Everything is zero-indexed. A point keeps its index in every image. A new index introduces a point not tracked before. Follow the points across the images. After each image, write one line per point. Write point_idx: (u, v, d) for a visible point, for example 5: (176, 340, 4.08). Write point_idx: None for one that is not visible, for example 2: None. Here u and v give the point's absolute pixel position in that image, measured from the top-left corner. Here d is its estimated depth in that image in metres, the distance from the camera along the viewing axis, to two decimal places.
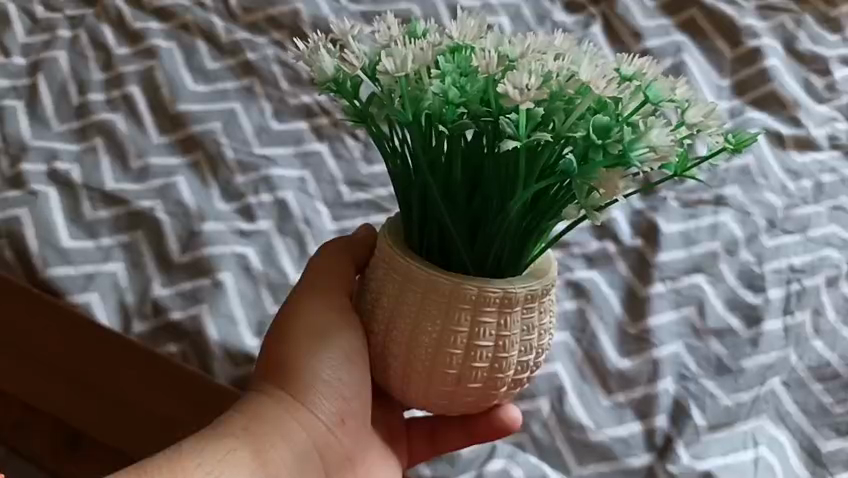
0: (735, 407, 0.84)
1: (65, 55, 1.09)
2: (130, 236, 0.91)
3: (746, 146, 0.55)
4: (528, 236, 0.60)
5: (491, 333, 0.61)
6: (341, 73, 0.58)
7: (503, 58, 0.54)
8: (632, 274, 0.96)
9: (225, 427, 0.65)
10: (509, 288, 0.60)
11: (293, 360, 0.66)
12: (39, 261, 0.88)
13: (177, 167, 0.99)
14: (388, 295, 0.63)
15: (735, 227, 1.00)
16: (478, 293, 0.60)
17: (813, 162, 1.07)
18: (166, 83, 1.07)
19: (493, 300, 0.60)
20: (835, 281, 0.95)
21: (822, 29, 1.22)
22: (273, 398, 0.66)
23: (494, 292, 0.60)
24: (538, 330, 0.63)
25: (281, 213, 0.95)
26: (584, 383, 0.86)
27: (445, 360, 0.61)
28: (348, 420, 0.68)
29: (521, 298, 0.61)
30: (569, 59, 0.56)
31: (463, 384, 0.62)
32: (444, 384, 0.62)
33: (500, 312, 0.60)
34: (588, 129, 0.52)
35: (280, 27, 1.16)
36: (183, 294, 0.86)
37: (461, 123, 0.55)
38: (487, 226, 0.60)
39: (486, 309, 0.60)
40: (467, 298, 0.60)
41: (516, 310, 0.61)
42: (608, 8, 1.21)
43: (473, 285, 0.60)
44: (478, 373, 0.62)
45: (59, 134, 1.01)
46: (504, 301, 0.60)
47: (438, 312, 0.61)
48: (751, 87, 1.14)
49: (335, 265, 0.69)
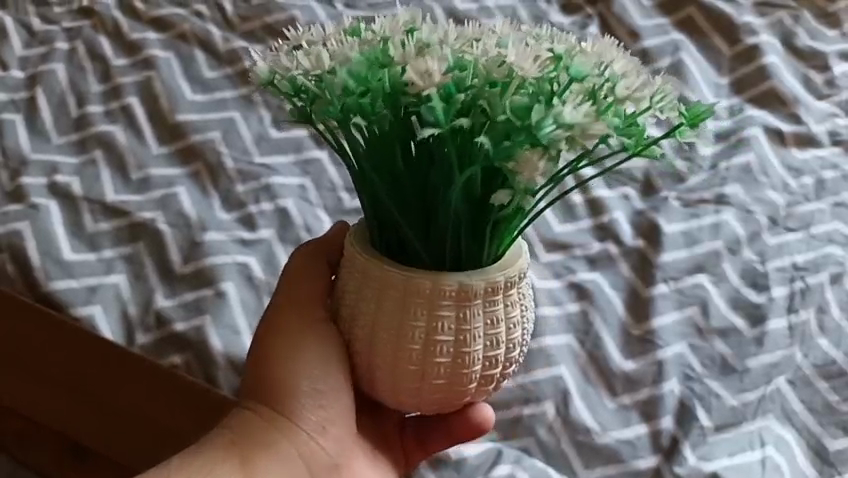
0: (740, 407, 0.84)
1: (63, 67, 1.09)
2: (132, 248, 0.92)
3: (698, 118, 0.55)
4: (482, 225, 0.60)
5: (450, 327, 0.60)
6: (274, 76, 0.58)
7: (422, 48, 0.56)
8: (634, 274, 0.95)
9: (211, 446, 0.65)
10: (466, 281, 0.60)
11: (263, 363, 0.66)
12: (40, 274, 0.88)
13: (177, 177, 0.99)
14: (351, 292, 0.64)
15: (736, 225, 0.99)
16: (434, 288, 0.60)
17: (813, 159, 1.07)
18: (165, 93, 1.07)
19: (449, 293, 0.60)
20: (839, 277, 0.95)
21: (820, 24, 1.21)
22: (256, 410, 0.66)
23: (450, 285, 0.59)
24: (505, 323, 0.62)
25: (283, 221, 0.95)
26: (588, 385, 0.86)
27: (405, 355, 0.61)
28: (330, 428, 0.66)
29: (481, 289, 0.60)
30: (495, 45, 0.57)
31: (428, 380, 0.62)
32: (409, 380, 0.62)
33: (459, 305, 0.60)
34: (508, 111, 0.51)
35: (277, 35, 1.15)
36: (185, 305, 0.86)
37: (382, 114, 0.55)
38: (439, 218, 0.59)
39: (444, 302, 0.60)
40: (422, 292, 0.60)
41: (476, 303, 0.60)
42: (605, 9, 1.21)
43: (428, 278, 0.60)
44: (441, 369, 0.61)
45: (59, 147, 1.01)
46: (462, 295, 0.60)
47: (394, 307, 0.61)
48: (750, 85, 1.14)
49: (307, 263, 0.70)
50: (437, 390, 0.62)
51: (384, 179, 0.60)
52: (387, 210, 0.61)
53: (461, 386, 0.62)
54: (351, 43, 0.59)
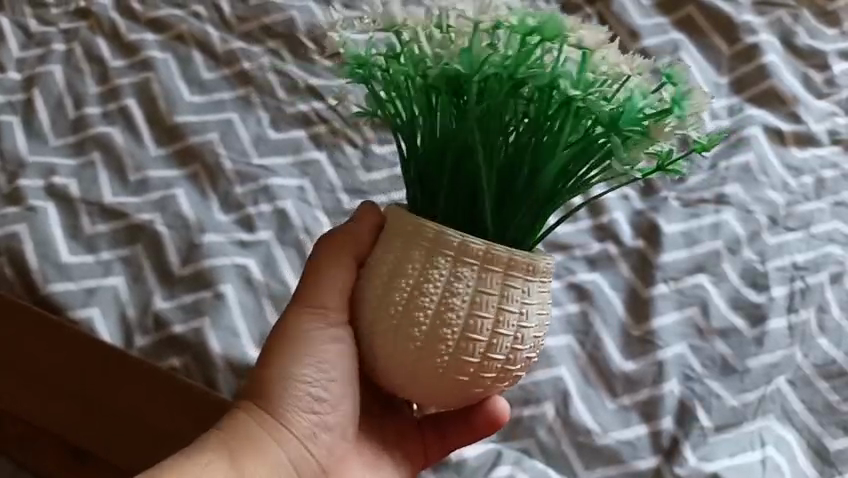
0: (741, 407, 0.84)
1: (60, 69, 1.08)
2: (130, 250, 0.91)
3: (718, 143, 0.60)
4: (540, 202, 0.62)
5: (492, 305, 0.61)
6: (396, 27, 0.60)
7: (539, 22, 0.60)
8: (634, 274, 0.95)
9: (211, 437, 0.65)
10: (514, 252, 0.61)
11: (285, 330, 0.67)
12: (39, 277, 0.88)
13: (175, 179, 0.98)
14: (391, 259, 0.63)
15: (736, 225, 0.99)
16: (485, 253, 0.61)
17: (813, 158, 1.06)
18: (163, 95, 1.07)
19: (500, 261, 0.61)
20: (839, 277, 0.95)
21: (819, 23, 1.21)
22: (247, 410, 0.66)
23: (501, 252, 0.61)
24: (536, 321, 0.63)
25: (281, 222, 0.95)
26: (588, 386, 0.86)
27: (444, 324, 0.61)
28: (321, 434, 0.67)
29: (503, 263, 0.61)
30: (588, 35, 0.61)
31: (459, 357, 0.61)
32: (415, 359, 0.61)
33: (482, 269, 0.61)
34: (616, 92, 0.57)
35: (276, 36, 1.15)
36: (183, 307, 0.87)
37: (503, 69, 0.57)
38: (509, 189, 0.61)
39: (492, 271, 0.61)
40: (474, 255, 0.61)
41: (517, 284, 0.61)
42: (604, 8, 1.20)
43: (481, 243, 0.61)
44: (475, 346, 0.61)
45: (56, 149, 1.00)
46: (509, 266, 0.61)
47: (444, 270, 0.61)
48: (749, 84, 1.13)
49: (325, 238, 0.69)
50: (441, 372, 0.61)
51: (439, 142, 0.62)
52: (457, 173, 0.62)
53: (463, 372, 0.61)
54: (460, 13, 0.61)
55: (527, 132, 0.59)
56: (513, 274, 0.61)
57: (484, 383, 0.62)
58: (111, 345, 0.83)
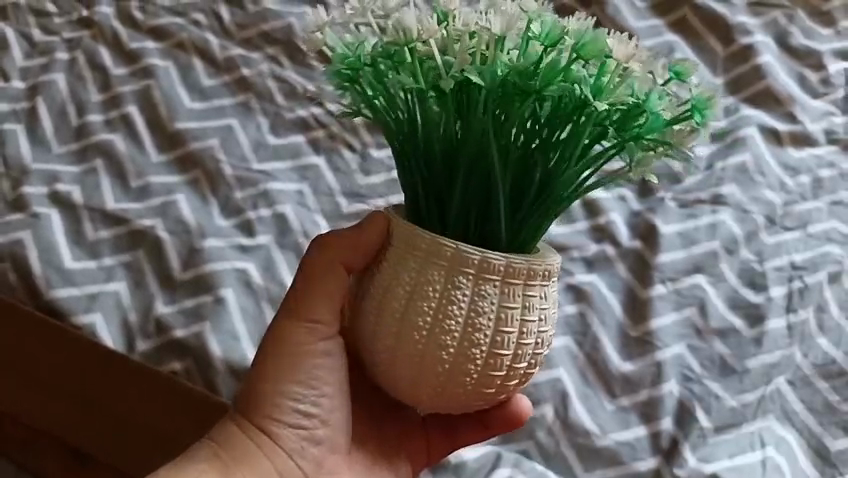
0: (740, 407, 0.84)
1: (63, 77, 1.10)
2: (131, 256, 0.93)
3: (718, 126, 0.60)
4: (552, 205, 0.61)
5: (516, 318, 0.60)
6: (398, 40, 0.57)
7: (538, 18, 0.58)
8: (632, 275, 0.96)
9: (199, 460, 0.65)
10: (535, 262, 0.60)
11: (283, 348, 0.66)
12: (42, 282, 0.89)
13: (177, 185, 0.99)
14: (405, 278, 0.61)
15: (734, 225, 0.99)
16: (506, 267, 0.59)
17: (810, 157, 1.07)
18: (164, 102, 1.08)
19: (521, 273, 0.60)
20: (837, 276, 0.95)
21: (815, 23, 1.21)
22: (242, 428, 0.66)
23: (521, 264, 0.59)
24: (551, 322, 0.63)
25: (281, 226, 0.96)
26: (587, 386, 0.86)
27: (472, 343, 0.59)
28: (309, 447, 0.68)
29: (523, 273, 0.60)
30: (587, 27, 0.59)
31: (487, 373, 0.61)
32: (444, 380, 0.61)
33: (503, 284, 0.59)
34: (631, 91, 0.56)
35: (275, 42, 1.16)
36: (184, 311, 0.88)
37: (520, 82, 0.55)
38: (521, 194, 0.60)
39: (514, 284, 0.60)
40: (495, 271, 0.59)
41: (536, 293, 0.61)
42: (599, 11, 1.21)
43: (501, 256, 0.59)
44: (501, 361, 0.60)
45: (59, 156, 1.02)
46: (529, 276, 0.60)
47: (467, 288, 0.59)
48: (746, 85, 1.14)
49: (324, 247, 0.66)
50: (464, 388, 0.61)
51: (444, 152, 0.61)
52: (466, 182, 0.60)
53: (487, 386, 0.61)
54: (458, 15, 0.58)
55: (539, 139, 0.58)
56: (531, 285, 0.60)
57: (507, 389, 0.63)
58: (111, 349, 0.84)
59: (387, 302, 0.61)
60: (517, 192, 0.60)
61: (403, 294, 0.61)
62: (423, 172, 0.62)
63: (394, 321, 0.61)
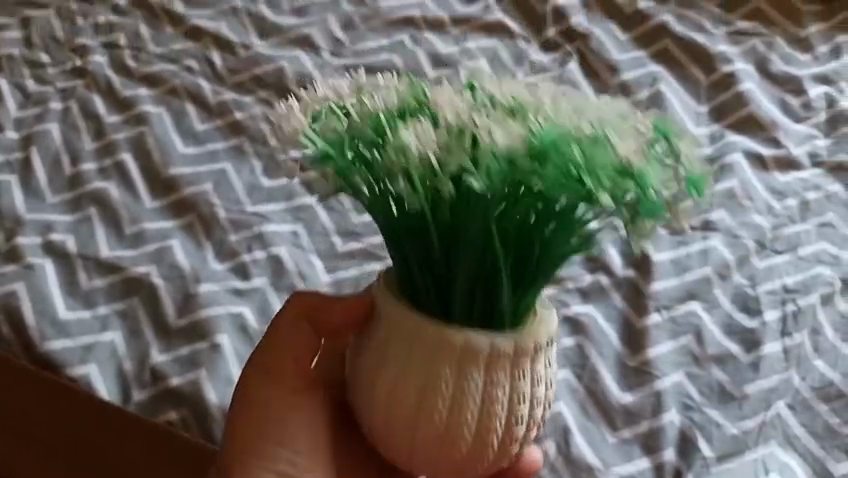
0: (742, 435, 0.84)
1: (57, 127, 1.09)
2: (127, 304, 0.92)
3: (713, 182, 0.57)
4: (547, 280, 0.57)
5: (527, 394, 0.59)
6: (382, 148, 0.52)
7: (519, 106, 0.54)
8: (628, 305, 0.96)
9: None
10: (543, 337, 0.58)
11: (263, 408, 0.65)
12: (36, 335, 0.88)
13: (171, 230, 0.99)
14: (407, 368, 0.57)
15: (724, 250, 1.01)
16: (515, 349, 0.56)
17: (796, 181, 1.08)
18: (157, 148, 1.08)
19: (529, 350, 0.57)
20: (829, 298, 0.96)
21: (793, 49, 1.24)
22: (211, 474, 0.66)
23: (529, 343, 0.57)
24: (554, 382, 0.62)
25: (276, 268, 0.96)
26: (587, 419, 0.86)
27: (485, 425, 0.58)
28: None
29: (530, 348, 0.57)
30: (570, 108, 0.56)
31: (502, 450, 0.59)
32: (459, 462, 0.59)
33: (512, 366, 0.57)
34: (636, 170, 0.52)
35: (266, 86, 1.16)
36: (180, 359, 0.87)
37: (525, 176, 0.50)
38: (520, 278, 0.56)
39: (523, 363, 0.57)
40: (505, 355, 0.56)
41: (542, 363, 0.59)
42: (583, 45, 1.22)
43: (510, 339, 0.56)
44: (515, 435, 0.59)
45: (53, 205, 1.01)
46: (537, 350, 0.58)
47: (476, 375, 0.56)
48: (730, 111, 1.16)
49: (303, 305, 0.65)
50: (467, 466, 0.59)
51: (438, 243, 0.55)
52: (462, 275, 0.55)
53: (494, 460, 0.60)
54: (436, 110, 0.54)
55: (539, 225, 0.54)
56: (539, 362, 0.58)
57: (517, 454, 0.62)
58: (105, 401, 0.84)
59: (377, 379, 0.59)
60: (518, 276, 0.56)
61: (407, 386, 0.57)
62: (408, 261, 0.57)
63: (390, 401, 0.59)
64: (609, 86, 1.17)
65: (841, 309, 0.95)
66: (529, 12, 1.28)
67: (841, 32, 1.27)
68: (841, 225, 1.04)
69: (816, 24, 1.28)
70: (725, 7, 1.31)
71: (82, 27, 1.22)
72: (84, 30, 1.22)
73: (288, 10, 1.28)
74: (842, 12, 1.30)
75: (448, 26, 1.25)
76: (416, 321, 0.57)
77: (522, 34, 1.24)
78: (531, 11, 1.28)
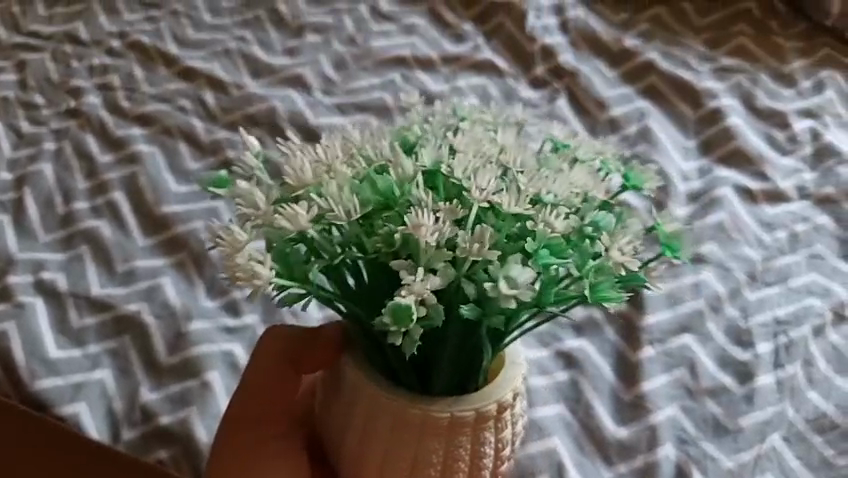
0: (737, 468, 0.84)
1: (50, 167, 1.09)
2: (117, 342, 0.92)
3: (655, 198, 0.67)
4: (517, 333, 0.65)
5: (511, 438, 0.66)
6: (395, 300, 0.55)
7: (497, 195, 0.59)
8: (621, 339, 0.96)
9: None
10: (518, 386, 0.65)
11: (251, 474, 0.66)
12: (26, 375, 0.87)
13: (162, 268, 0.99)
14: (402, 440, 0.63)
15: (716, 283, 1.01)
16: (497, 408, 0.64)
17: (784, 213, 1.09)
18: (150, 186, 1.08)
19: (509, 404, 0.65)
20: (821, 329, 0.96)
21: (777, 84, 1.27)
22: None
23: (508, 398, 0.64)
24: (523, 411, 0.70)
25: (268, 306, 0.96)
26: (583, 454, 0.86)
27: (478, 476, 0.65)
28: None
29: (510, 401, 0.65)
30: (542, 187, 0.60)
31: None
32: None
33: (496, 423, 0.64)
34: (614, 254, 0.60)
35: (258, 124, 1.16)
36: (171, 398, 0.87)
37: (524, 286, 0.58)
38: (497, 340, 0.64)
39: (504, 418, 0.65)
40: (489, 416, 0.63)
41: (519, 407, 0.67)
42: (571, 82, 1.24)
43: (493, 402, 0.63)
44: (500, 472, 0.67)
45: (45, 244, 1.01)
46: (514, 400, 0.65)
47: (465, 439, 0.63)
48: (718, 145, 1.17)
49: (284, 348, 0.67)
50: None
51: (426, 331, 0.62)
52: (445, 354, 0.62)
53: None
54: (423, 216, 0.57)
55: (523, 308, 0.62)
56: (516, 409, 0.66)
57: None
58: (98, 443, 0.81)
59: (374, 445, 0.64)
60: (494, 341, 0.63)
61: (403, 459, 0.63)
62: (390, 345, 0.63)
63: (380, 461, 0.64)
64: (598, 122, 1.19)
65: (833, 340, 0.96)
66: (518, 50, 1.30)
67: (823, 67, 1.30)
68: (830, 256, 1.04)
69: (799, 59, 1.31)
70: (710, 45, 1.33)
71: (77, 68, 1.23)
72: (79, 72, 1.22)
73: (280, 50, 1.30)
74: (822, 48, 1.33)
75: (439, 65, 1.27)
76: (406, 403, 0.63)
77: (511, 72, 1.26)
78: (520, 50, 1.29)
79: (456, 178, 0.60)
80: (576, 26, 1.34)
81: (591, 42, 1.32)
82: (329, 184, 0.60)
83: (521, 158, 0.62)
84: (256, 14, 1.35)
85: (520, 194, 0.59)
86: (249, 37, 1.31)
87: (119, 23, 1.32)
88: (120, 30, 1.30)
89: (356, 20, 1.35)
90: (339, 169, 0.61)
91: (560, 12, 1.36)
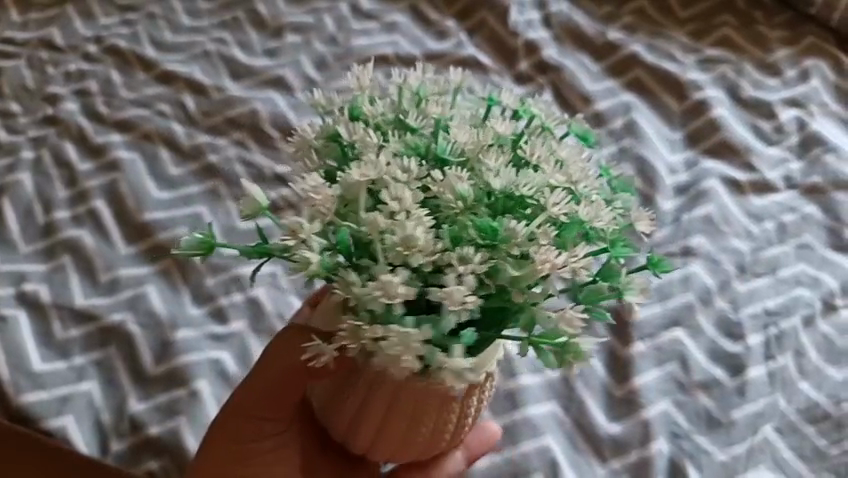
0: (731, 461, 0.85)
1: (29, 176, 1.07)
2: (103, 353, 0.90)
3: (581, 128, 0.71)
4: None
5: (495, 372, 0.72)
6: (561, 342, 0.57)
7: (570, 204, 0.59)
8: (612, 335, 0.95)
9: None
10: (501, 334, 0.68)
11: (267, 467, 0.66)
12: (11, 389, 0.86)
13: (146, 276, 0.97)
14: (445, 411, 0.64)
15: (705, 276, 1.00)
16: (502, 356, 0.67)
17: (772, 204, 1.09)
18: (131, 193, 1.06)
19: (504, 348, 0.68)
20: (811, 320, 0.97)
21: (762, 74, 1.26)
22: None
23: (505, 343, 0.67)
24: None
25: (255, 312, 0.95)
26: (576, 452, 0.86)
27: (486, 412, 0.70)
28: None
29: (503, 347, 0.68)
30: (583, 184, 0.61)
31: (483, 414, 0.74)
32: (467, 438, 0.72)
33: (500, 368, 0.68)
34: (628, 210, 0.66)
35: (240, 127, 1.15)
36: (160, 407, 0.86)
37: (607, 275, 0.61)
38: None
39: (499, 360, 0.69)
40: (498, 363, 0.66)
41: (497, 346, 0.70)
42: (556, 77, 1.23)
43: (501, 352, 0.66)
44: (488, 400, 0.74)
45: (25, 255, 0.99)
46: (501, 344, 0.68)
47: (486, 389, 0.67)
48: (704, 137, 1.17)
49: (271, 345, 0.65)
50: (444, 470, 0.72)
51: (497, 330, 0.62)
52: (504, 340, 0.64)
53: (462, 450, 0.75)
54: (544, 259, 0.56)
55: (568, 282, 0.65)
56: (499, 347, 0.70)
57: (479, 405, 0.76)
58: (95, 460, 0.79)
59: (416, 423, 0.64)
60: None
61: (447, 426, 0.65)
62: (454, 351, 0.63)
63: (411, 437, 0.65)
64: (584, 115, 1.18)
65: (824, 330, 0.96)
66: (500, 46, 1.28)
67: (808, 56, 1.29)
68: (819, 246, 1.04)
69: (783, 49, 1.30)
70: (694, 37, 1.33)
71: (53, 75, 1.21)
72: (55, 78, 1.20)
73: (261, 51, 1.28)
74: (807, 37, 1.32)
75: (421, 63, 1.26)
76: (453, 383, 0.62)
77: (495, 68, 1.25)
78: (504, 46, 1.28)
79: (527, 198, 0.58)
80: (559, 20, 1.33)
81: (575, 36, 1.31)
82: (416, 221, 0.56)
83: (546, 155, 0.61)
84: (235, 16, 1.33)
85: (587, 203, 0.60)
86: (227, 38, 1.29)
87: (95, 28, 1.30)
88: (96, 35, 1.28)
89: (337, 19, 1.33)
90: (413, 215, 0.56)
91: (543, 6, 1.35)
